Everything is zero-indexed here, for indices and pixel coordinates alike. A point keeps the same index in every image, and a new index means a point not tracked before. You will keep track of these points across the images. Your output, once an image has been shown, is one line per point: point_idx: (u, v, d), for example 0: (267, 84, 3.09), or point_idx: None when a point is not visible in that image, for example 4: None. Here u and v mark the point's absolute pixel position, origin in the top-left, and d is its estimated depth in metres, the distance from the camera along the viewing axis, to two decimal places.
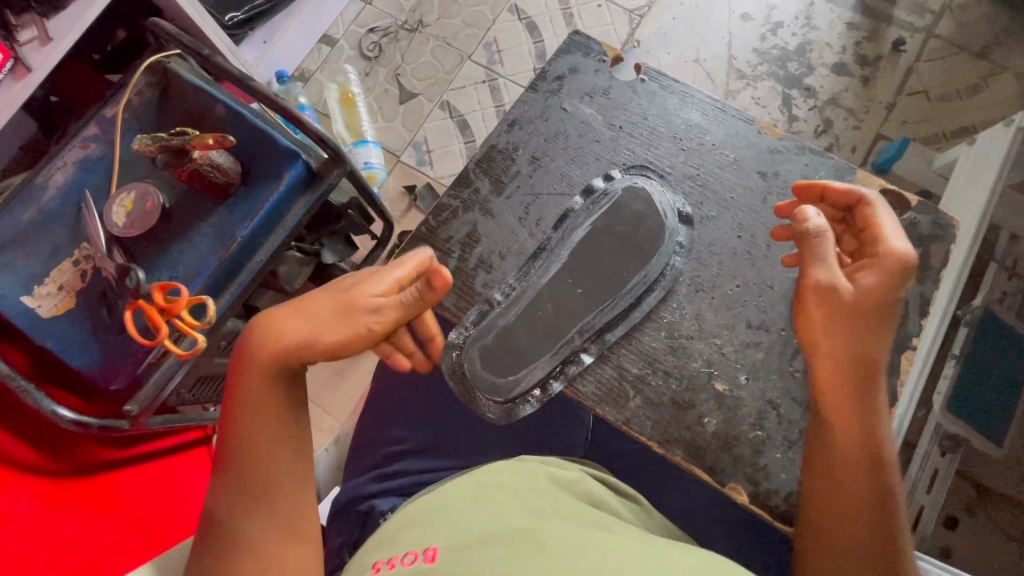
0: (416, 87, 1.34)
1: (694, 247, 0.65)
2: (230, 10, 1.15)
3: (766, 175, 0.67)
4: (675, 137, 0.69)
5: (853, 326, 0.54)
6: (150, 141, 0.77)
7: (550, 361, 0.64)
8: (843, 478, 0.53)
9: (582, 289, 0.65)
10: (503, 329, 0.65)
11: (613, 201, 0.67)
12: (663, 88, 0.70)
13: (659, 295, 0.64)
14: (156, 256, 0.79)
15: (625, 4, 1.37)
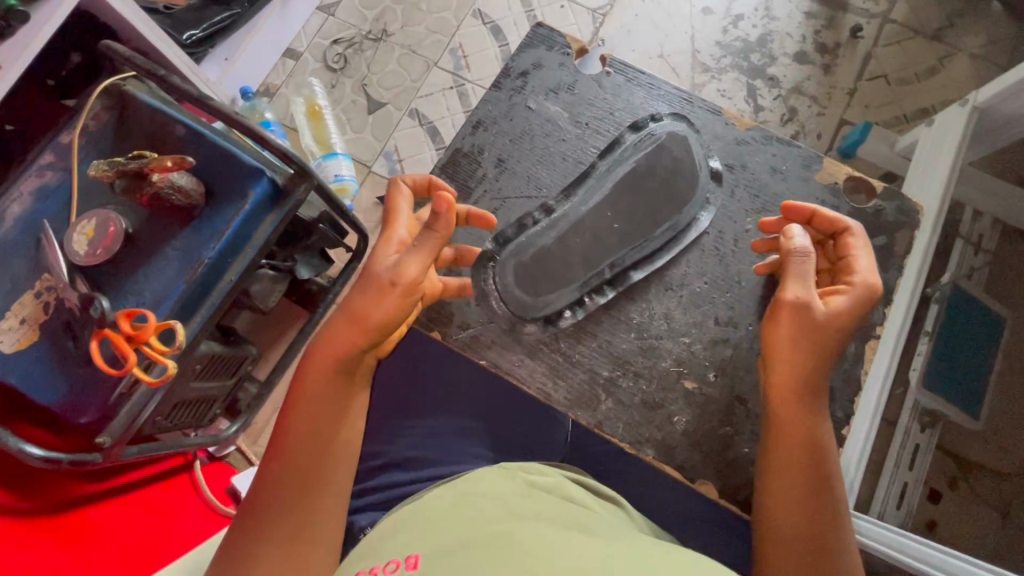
0: (384, 96, 1.34)
1: (722, 203, 0.66)
2: (189, 28, 1.13)
3: (732, 167, 0.67)
4: (642, 131, 0.69)
5: (815, 341, 0.54)
6: (106, 166, 0.74)
7: (577, 289, 0.64)
8: (793, 490, 0.52)
9: (619, 224, 0.65)
10: (541, 249, 0.66)
11: (656, 143, 0.68)
12: (628, 81, 0.70)
13: (682, 245, 0.65)
14: (120, 283, 0.77)
15: (588, 3, 1.37)
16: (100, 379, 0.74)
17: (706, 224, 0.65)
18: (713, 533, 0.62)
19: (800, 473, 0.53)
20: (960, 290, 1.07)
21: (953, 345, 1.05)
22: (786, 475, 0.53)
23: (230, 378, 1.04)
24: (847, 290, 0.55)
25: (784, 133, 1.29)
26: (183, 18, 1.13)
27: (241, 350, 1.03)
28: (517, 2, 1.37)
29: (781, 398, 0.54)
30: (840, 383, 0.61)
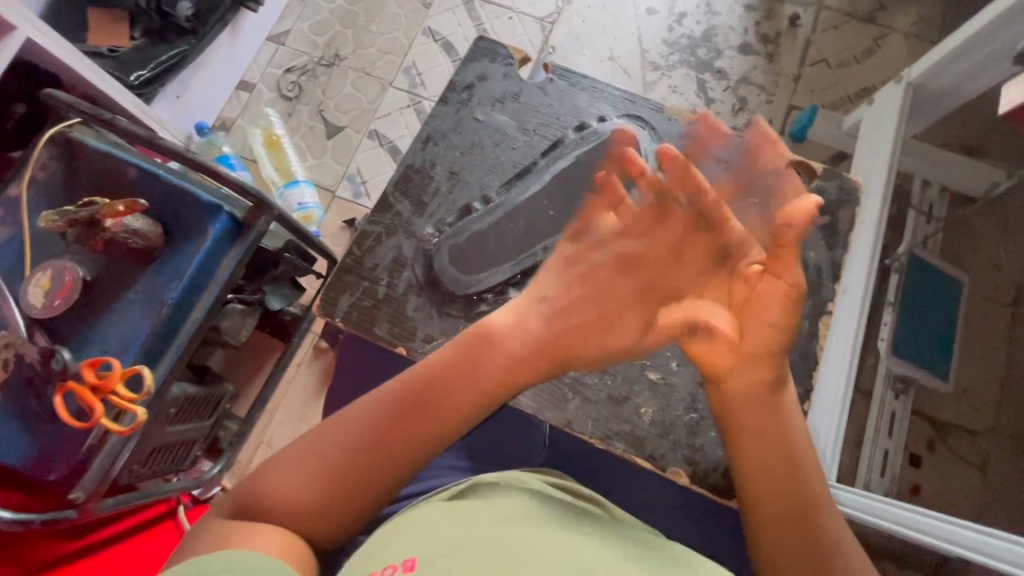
0: (342, 120, 1.34)
1: None
2: (136, 69, 1.12)
3: None
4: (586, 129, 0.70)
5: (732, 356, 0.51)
6: (56, 217, 0.73)
7: (510, 269, 0.65)
8: (770, 480, 0.52)
9: (555, 212, 0.65)
10: (476, 232, 0.66)
11: (602, 139, 0.68)
12: (572, 86, 0.72)
13: None
14: (82, 333, 0.75)
15: (535, 13, 1.40)
16: (67, 433, 0.72)
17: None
18: (693, 520, 0.62)
19: (769, 461, 0.52)
20: (918, 258, 1.10)
21: (917, 312, 1.08)
22: (754, 464, 0.53)
23: (209, 417, 1.02)
24: (797, 268, 0.48)
25: (736, 123, 1.32)
26: (129, 60, 1.12)
27: (215, 388, 1.01)
28: (465, 17, 1.40)
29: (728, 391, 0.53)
30: (798, 361, 0.63)
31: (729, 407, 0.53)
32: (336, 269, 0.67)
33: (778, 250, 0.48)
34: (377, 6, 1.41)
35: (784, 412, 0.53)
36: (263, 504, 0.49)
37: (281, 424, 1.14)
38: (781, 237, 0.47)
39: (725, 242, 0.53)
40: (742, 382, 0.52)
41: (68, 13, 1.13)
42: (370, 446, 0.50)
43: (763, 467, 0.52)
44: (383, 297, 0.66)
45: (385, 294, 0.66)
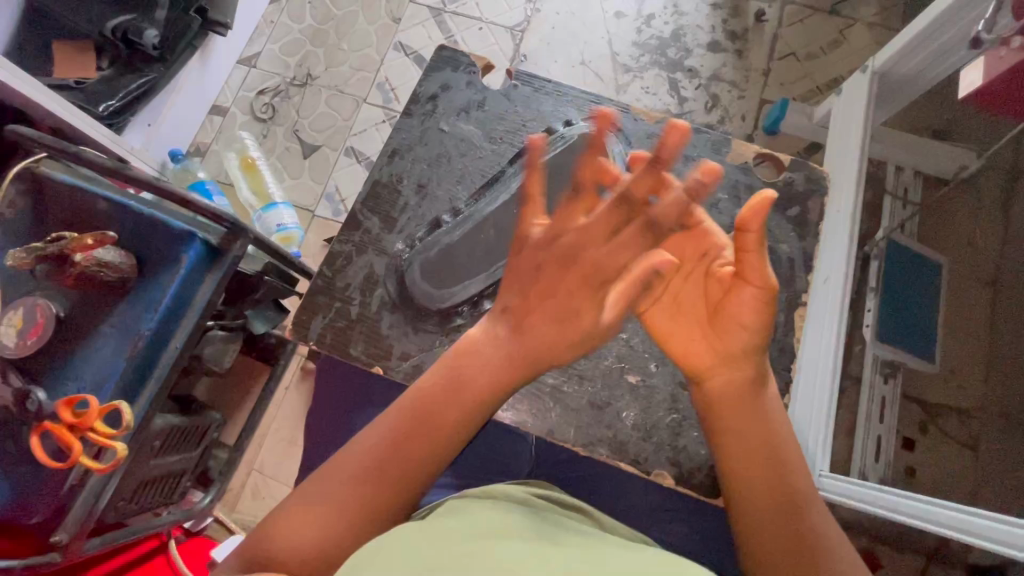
0: (317, 138, 1.33)
1: None
2: (104, 100, 1.11)
3: None
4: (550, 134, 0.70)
5: (710, 346, 0.53)
6: (23, 253, 0.71)
7: (485, 279, 0.65)
8: (754, 482, 0.52)
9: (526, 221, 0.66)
10: (447, 246, 0.66)
11: (568, 143, 0.68)
12: (536, 91, 0.72)
13: None
14: (56, 370, 0.74)
15: (504, 22, 1.41)
16: (45, 475, 0.70)
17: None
18: (683, 522, 0.62)
19: (755, 462, 0.52)
20: (896, 242, 1.11)
21: (900, 296, 1.09)
22: (742, 466, 0.53)
23: (196, 446, 1.00)
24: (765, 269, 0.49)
25: (709, 119, 1.33)
26: (97, 91, 1.11)
27: (202, 417, 1.00)
28: (436, 30, 1.40)
29: (706, 394, 0.54)
30: (776, 354, 0.63)
31: (712, 409, 0.54)
32: (308, 291, 0.66)
33: (741, 254, 0.49)
34: (346, 23, 1.41)
35: (769, 408, 0.54)
36: (277, 556, 0.47)
37: (270, 450, 1.12)
38: (737, 242, 0.49)
39: (698, 245, 0.53)
40: (721, 383, 0.53)
41: (32, 48, 1.12)
42: (377, 475, 0.50)
43: (747, 467, 0.53)
44: (358, 316, 0.66)
45: (359, 313, 0.66)
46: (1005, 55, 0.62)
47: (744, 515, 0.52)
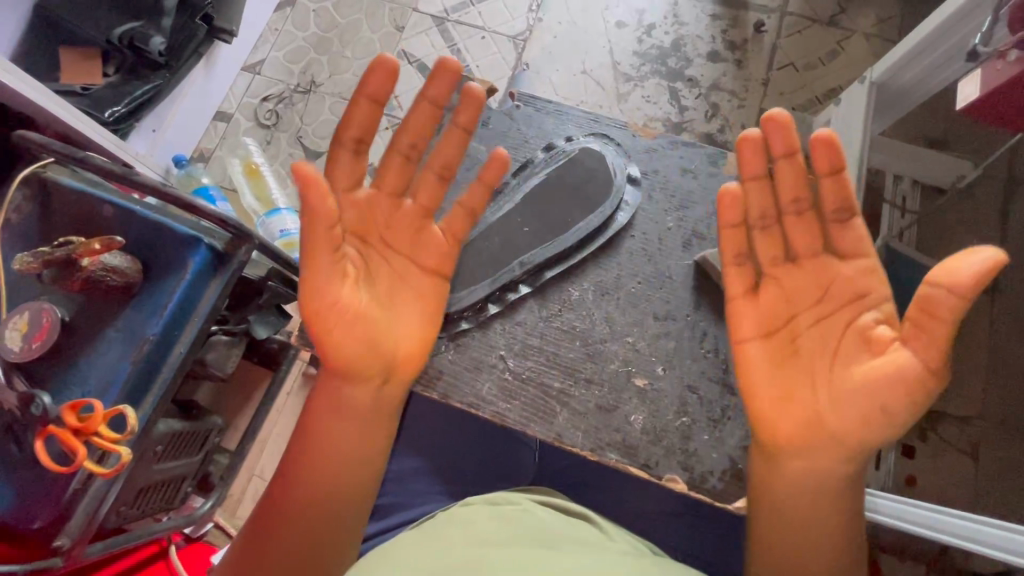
0: (320, 145, 1.34)
1: (639, 207, 0.69)
2: (110, 105, 1.12)
3: (647, 174, 0.71)
4: (552, 145, 0.72)
5: (834, 389, 0.52)
6: (30, 259, 0.70)
7: (488, 285, 0.65)
8: (818, 514, 0.53)
9: (530, 228, 0.67)
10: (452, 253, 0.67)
11: (571, 158, 0.70)
12: (538, 111, 0.74)
13: (601, 245, 0.67)
14: (62, 374, 0.74)
15: (507, 32, 1.42)
16: (48, 478, 0.70)
17: (624, 224, 0.68)
18: (689, 527, 0.62)
19: (827, 498, 0.53)
20: (894, 251, 1.13)
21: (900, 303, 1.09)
22: (813, 497, 0.53)
23: (198, 452, 1.00)
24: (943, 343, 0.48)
25: (710, 128, 1.35)
26: (103, 97, 1.12)
27: (204, 422, 1.00)
28: (439, 39, 1.42)
29: (811, 431, 0.53)
30: None
31: (811, 441, 0.53)
32: None
33: (926, 319, 0.47)
34: (350, 31, 1.42)
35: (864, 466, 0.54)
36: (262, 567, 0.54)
37: (271, 455, 1.13)
38: (927, 302, 0.47)
39: (850, 288, 0.55)
40: (787, 422, 0.54)
41: (38, 53, 1.13)
42: (307, 472, 0.56)
43: (819, 500, 0.53)
44: None
45: None
46: (1001, 68, 0.63)
47: (787, 534, 0.54)
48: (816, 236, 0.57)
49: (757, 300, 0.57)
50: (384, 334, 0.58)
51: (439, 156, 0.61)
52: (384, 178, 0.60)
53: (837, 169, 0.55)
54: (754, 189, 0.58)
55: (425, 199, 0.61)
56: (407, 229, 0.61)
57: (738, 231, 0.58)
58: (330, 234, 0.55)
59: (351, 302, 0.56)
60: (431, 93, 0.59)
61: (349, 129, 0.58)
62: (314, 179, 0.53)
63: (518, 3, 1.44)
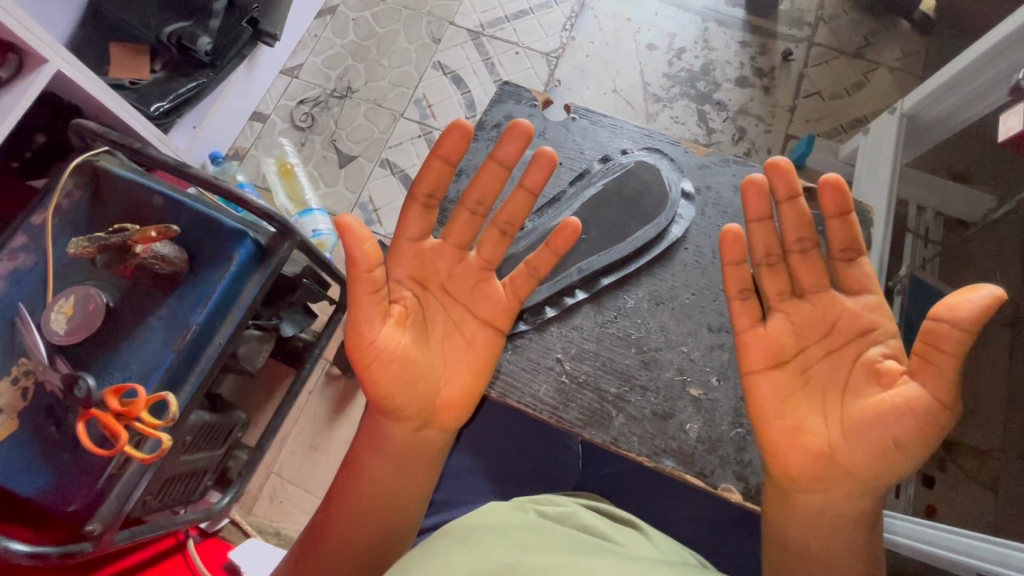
0: (354, 149, 1.37)
1: (692, 219, 0.71)
2: (155, 101, 1.14)
3: (699, 189, 0.72)
4: (606, 158, 0.74)
5: (857, 428, 0.52)
6: (86, 243, 0.74)
7: (550, 289, 0.67)
8: (837, 545, 0.53)
9: (587, 236, 0.69)
10: (512, 257, 0.69)
11: (625, 170, 0.72)
12: (593, 123, 0.76)
13: (655, 255, 0.69)
14: (105, 359, 0.75)
15: (540, 48, 1.46)
16: (87, 462, 0.71)
17: (677, 237, 0.69)
18: (730, 539, 0.63)
19: (847, 530, 0.53)
20: (919, 280, 1.14)
21: None
22: (832, 531, 0.53)
23: (221, 445, 1.00)
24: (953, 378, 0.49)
25: (736, 151, 1.37)
26: (149, 92, 1.15)
27: (230, 416, 1.00)
28: (474, 52, 1.45)
29: (832, 465, 0.53)
30: None
31: (830, 474, 0.53)
32: None
33: (934, 353, 0.49)
34: (387, 41, 1.46)
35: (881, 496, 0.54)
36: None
37: (293, 453, 1.13)
38: (932, 335, 0.49)
39: (856, 322, 0.55)
40: (798, 457, 0.54)
41: (88, 46, 1.15)
42: (357, 496, 0.57)
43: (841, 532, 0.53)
44: None
45: None
46: None
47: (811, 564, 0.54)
48: (822, 273, 0.57)
49: (766, 333, 0.56)
50: (423, 381, 0.57)
51: (504, 210, 0.61)
52: (452, 230, 0.60)
53: (844, 211, 0.56)
54: (760, 229, 0.59)
55: (488, 252, 0.61)
56: (467, 277, 0.61)
57: (741, 269, 0.58)
58: (373, 279, 0.54)
59: (392, 343, 0.56)
60: (505, 154, 0.59)
61: (421, 183, 0.58)
62: (362, 232, 0.53)
63: (552, 21, 1.47)
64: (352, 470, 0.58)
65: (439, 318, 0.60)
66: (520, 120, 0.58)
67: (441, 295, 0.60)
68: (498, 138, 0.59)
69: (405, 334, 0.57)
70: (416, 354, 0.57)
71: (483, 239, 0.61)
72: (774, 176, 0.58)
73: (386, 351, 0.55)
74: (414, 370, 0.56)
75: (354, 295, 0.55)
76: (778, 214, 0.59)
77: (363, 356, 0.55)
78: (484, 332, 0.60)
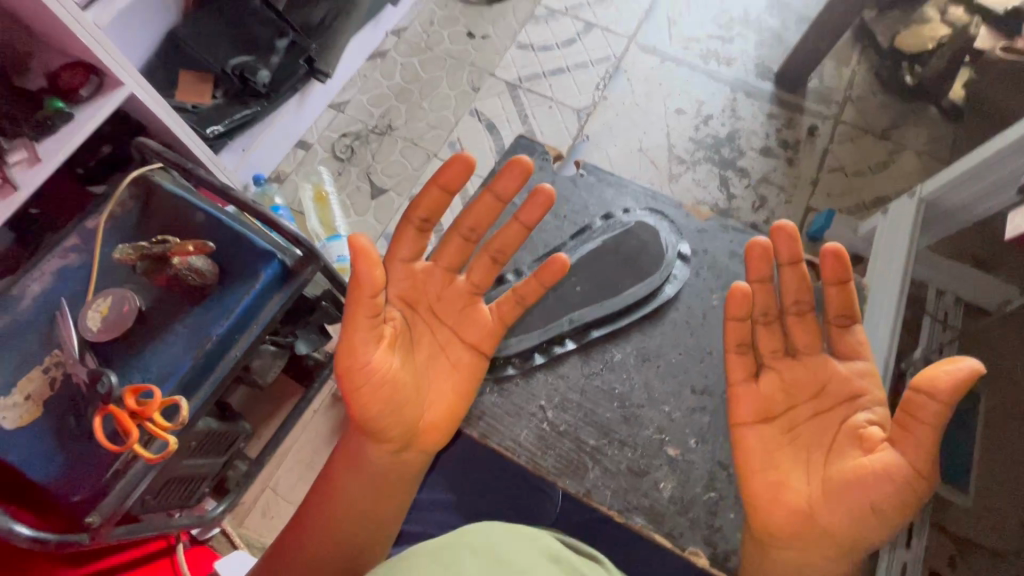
0: (386, 183, 1.45)
1: (686, 283, 0.73)
2: (212, 124, 1.24)
3: (695, 253, 0.75)
4: (608, 216, 0.78)
5: (838, 491, 0.52)
6: (132, 250, 0.81)
7: (539, 336, 0.70)
8: None
9: (581, 288, 0.72)
10: (506, 300, 0.72)
11: (626, 229, 0.76)
12: (600, 181, 0.81)
13: (648, 311, 0.71)
14: (130, 359, 0.80)
15: (573, 104, 1.53)
16: (97, 456, 0.74)
17: (669, 296, 0.72)
18: None
19: None
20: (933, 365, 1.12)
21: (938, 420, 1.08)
22: None
23: (223, 454, 1.04)
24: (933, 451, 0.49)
25: (756, 218, 1.39)
26: (207, 115, 1.25)
27: (235, 426, 1.04)
28: (510, 102, 1.54)
29: (813, 523, 0.52)
30: None
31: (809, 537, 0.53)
32: None
33: (909, 421, 0.50)
34: (430, 86, 1.56)
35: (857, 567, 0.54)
36: None
37: (290, 470, 1.15)
38: (910, 404, 0.50)
39: (845, 386, 0.56)
40: (781, 514, 0.54)
41: (160, 71, 1.27)
42: (336, 514, 0.59)
43: None
44: None
45: None
46: None
47: None
48: (817, 337, 0.59)
49: (756, 390, 0.58)
50: (410, 404, 0.59)
51: (498, 239, 0.65)
52: (442, 253, 0.64)
53: (845, 280, 0.57)
54: (761, 288, 0.60)
55: (477, 278, 0.64)
56: (454, 303, 0.64)
57: (743, 325, 0.58)
58: (373, 304, 0.55)
59: (384, 366, 0.57)
60: (504, 186, 0.62)
61: (421, 207, 0.60)
62: (369, 254, 0.54)
63: (587, 81, 1.55)
64: (333, 486, 0.60)
65: (426, 340, 0.63)
66: (521, 157, 0.61)
67: (430, 318, 0.63)
68: (496, 172, 0.62)
69: (396, 357, 0.59)
70: (404, 377, 0.59)
71: (473, 267, 0.64)
72: (779, 239, 0.59)
73: (380, 374, 0.56)
74: (403, 394, 0.58)
75: (352, 316, 0.55)
76: (779, 276, 0.60)
77: (355, 381, 0.56)
78: (469, 358, 0.64)
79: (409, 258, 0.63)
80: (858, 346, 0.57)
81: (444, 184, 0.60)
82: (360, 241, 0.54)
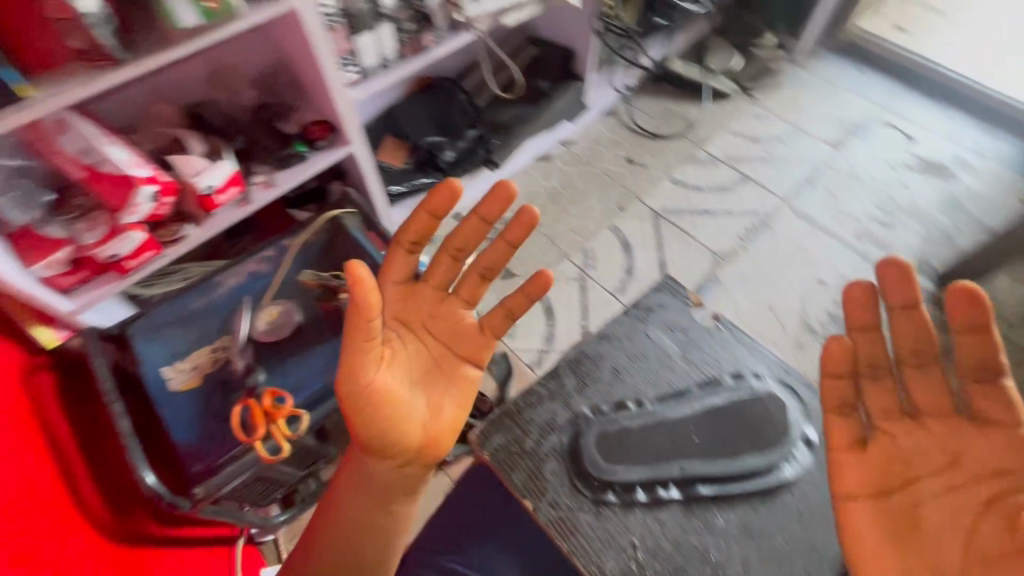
0: (518, 269, 1.56)
1: (808, 469, 0.71)
2: (395, 183, 1.48)
3: (815, 441, 0.73)
4: (740, 373, 0.78)
5: None
6: (313, 277, 0.99)
7: (648, 474, 0.71)
8: None
9: (699, 440, 0.74)
10: (621, 428, 0.74)
11: (754, 394, 0.76)
12: (737, 339, 0.81)
13: (770, 484, 0.70)
14: (277, 364, 0.93)
15: (712, 246, 1.57)
16: (226, 437, 0.87)
17: (788, 477, 0.70)
18: None
19: None
20: None
21: None
22: None
23: (303, 470, 1.10)
24: None
25: None
26: (393, 175, 1.48)
27: (323, 449, 1.09)
28: (651, 229, 1.62)
29: None
30: None
31: None
32: (499, 408, 0.74)
33: None
34: (581, 195, 1.70)
35: None
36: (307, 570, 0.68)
37: None
38: None
39: (980, 462, 0.55)
40: None
41: (371, 134, 1.55)
42: (339, 512, 0.68)
43: None
44: (524, 450, 0.72)
45: (527, 448, 0.72)
46: None
47: None
48: (942, 396, 0.59)
49: (864, 458, 0.59)
50: (408, 414, 0.66)
51: (486, 256, 0.71)
52: (432, 274, 0.72)
53: (978, 324, 0.55)
54: (872, 333, 0.61)
55: (468, 291, 0.72)
56: (446, 318, 0.72)
57: (843, 386, 0.60)
58: (368, 330, 0.62)
59: (382, 383, 0.64)
60: (488, 210, 0.68)
61: (408, 237, 0.69)
62: (368, 286, 0.60)
63: (730, 228, 1.60)
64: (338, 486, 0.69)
65: (422, 356, 0.71)
66: (503, 182, 0.66)
67: (430, 332, 0.72)
68: (481, 199, 0.68)
69: (396, 377, 0.66)
70: (401, 395, 0.66)
71: (463, 282, 0.72)
72: (890, 281, 0.60)
73: (381, 392, 0.64)
74: (397, 410, 0.65)
75: (354, 343, 0.62)
76: (892, 322, 0.60)
77: (354, 402, 0.63)
78: (459, 367, 0.71)
79: (398, 278, 0.72)
80: (1000, 405, 0.55)
81: (434, 210, 0.67)
82: (355, 275, 0.60)
